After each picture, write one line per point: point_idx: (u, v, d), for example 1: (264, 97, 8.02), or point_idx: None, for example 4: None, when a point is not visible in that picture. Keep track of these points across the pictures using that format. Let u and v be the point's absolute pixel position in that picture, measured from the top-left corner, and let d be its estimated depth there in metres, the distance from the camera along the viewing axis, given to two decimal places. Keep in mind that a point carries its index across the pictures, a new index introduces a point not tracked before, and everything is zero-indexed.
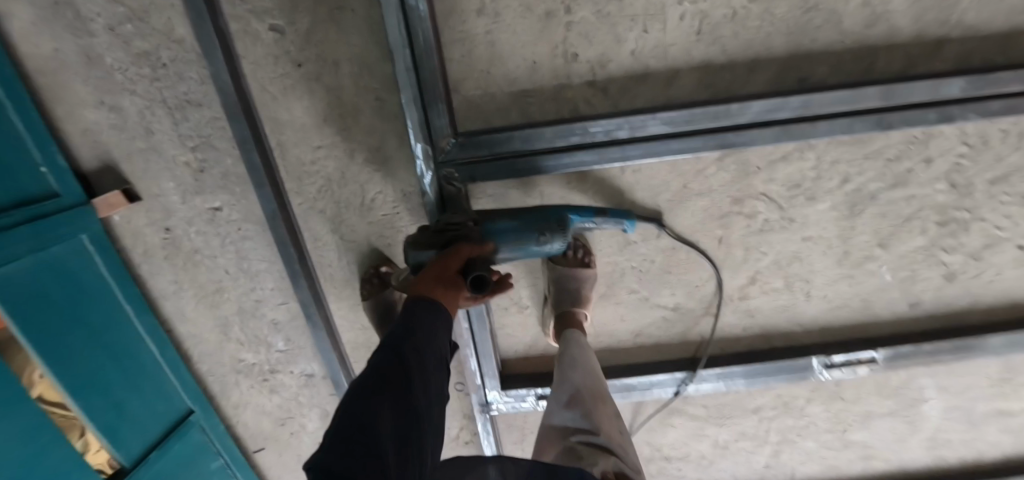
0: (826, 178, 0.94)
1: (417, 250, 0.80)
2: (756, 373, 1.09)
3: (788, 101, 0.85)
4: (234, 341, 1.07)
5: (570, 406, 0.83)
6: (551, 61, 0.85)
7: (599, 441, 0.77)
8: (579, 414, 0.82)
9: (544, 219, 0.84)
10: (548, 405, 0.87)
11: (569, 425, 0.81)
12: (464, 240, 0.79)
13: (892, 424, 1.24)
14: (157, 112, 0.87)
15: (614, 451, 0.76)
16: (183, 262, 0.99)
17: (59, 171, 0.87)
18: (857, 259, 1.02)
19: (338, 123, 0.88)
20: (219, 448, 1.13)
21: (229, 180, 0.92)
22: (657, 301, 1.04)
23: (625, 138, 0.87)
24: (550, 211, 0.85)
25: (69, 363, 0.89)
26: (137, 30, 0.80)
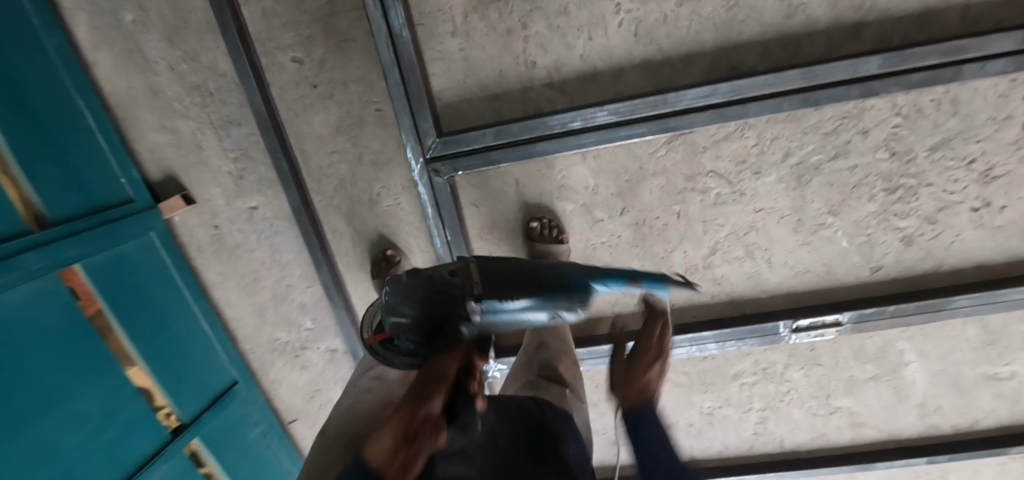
0: (769, 153, 1.06)
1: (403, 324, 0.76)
2: (726, 337, 1.19)
3: (717, 87, 0.98)
4: (270, 322, 1.27)
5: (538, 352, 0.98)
6: (515, 69, 1.02)
7: (558, 378, 0.92)
8: (545, 357, 0.97)
9: (555, 296, 0.79)
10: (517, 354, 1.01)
11: (534, 365, 0.95)
12: (452, 338, 0.72)
13: (877, 389, 1.28)
14: (206, 131, 1.09)
15: (568, 385, 0.92)
16: (228, 254, 1.20)
17: (134, 182, 1.11)
18: (811, 227, 1.12)
19: (346, 132, 1.08)
20: (260, 416, 1.32)
21: (263, 184, 1.13)
22: (629, 273, 1.17)
23: (579, 128, 1.02)
24: (572, 281, 0.80)
25: (142, 334, 1.10)
26: (190, 68, 1.04)
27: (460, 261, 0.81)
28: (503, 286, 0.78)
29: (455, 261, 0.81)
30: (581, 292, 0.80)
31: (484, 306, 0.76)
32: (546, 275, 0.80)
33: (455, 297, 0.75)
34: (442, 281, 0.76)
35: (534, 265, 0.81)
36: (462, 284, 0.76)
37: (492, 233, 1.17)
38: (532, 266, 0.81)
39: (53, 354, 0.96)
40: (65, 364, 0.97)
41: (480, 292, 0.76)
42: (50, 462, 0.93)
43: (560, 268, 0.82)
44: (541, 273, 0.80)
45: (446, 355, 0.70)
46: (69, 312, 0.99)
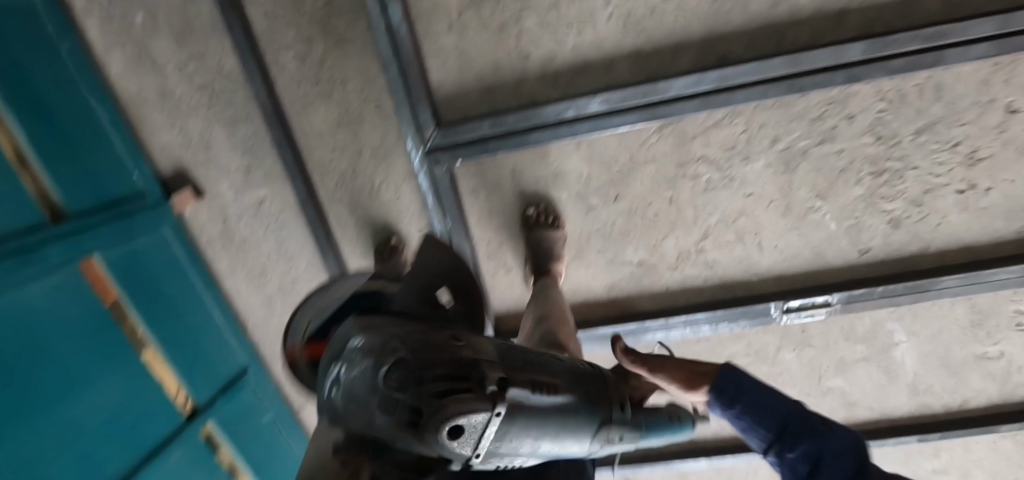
0: (757, 140, 1.09)
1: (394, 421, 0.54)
2: (718, 319, 1.23)
3: (705, 76, 1.02)
4: (279, 311, 1.32)
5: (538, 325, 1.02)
6: (509, 61, 1.05)
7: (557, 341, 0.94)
8: (544, 328, 1.00)
9: (573, 440, 0.64)
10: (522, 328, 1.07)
11: (534, 337, 0.99)
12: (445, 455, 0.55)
13: (867, 370, 1.32)
14: (214, 128, 1.14)
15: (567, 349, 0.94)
16: (238, 245, 1.25)
17: (146, 178, 1.16)
18: (800, 212, 1.15)
19: (348, 125, 1.12)
20: (270, 402, 1.38)
21: (270, 177, 1.18)
22: (624, 258, 1.20)
23: (573, 117, 1.06)
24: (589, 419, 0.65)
25: (157, 321, 1.16)
26: (198, 67, 1.09)
27: (484, 403, 0.53)
28: (513, 438, 0.57)
29: (478, 396, 0.54)
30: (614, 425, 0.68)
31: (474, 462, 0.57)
32: (573, 425, 0.63)
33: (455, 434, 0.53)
34: (434, 438, 0.52)
35: (564, 411, 0.62)
36: (466, 444, 0.54)
37: (490, 222, 1.20)
38: (560, 413, 0.62)
39: (76, 335, 1.01)
40: (87, 344, 1.03)
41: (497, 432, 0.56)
42: (76, 438, 0.98)
43: (598, 400, 0.67)
44: (568, 420, 0.63)
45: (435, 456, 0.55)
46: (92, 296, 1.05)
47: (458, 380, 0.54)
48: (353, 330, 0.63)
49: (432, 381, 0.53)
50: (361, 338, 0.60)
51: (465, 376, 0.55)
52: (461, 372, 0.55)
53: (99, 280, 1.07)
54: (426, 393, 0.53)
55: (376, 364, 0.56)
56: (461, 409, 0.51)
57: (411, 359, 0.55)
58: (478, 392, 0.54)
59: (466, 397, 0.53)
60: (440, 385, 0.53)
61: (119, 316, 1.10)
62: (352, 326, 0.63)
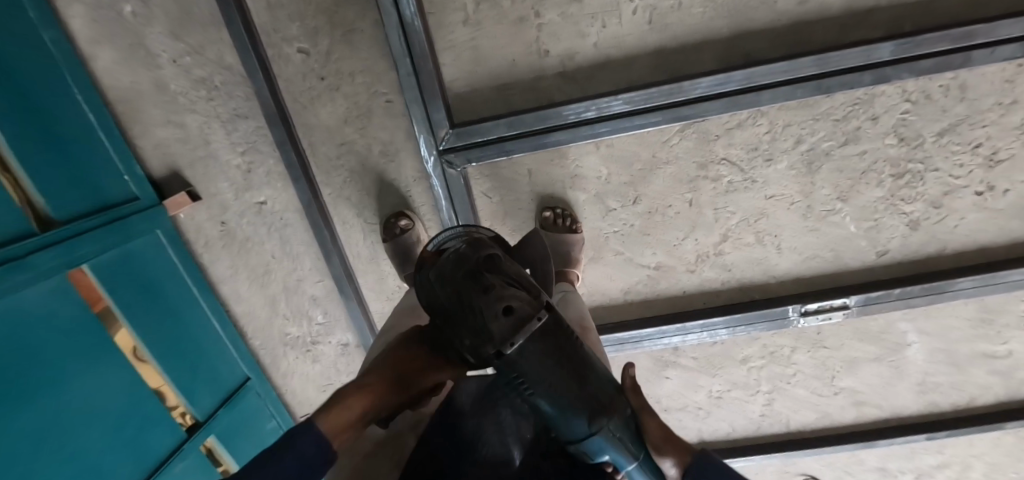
0: (781, 140, 1.07)
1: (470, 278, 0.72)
2: (736, 324, 1.21)
3: (733, 75, 0.97)
4: (281, 316, 1.26)
5: None
6: (527, 58, 1.00)
7: None
8: None
9: (574, 418, 0.66)
10: None
11: None
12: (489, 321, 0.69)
13: (878, 369, 1.31)
14: (213, 125, 1.07)
15: None
16: (237, 248, 1.18)
17: (138, 178, 1.08)
18: (820, 213, 1.13)
19: (356, 123, 1.06)
20: (273, 410, 1.32)
21: (272, 177, 1.12)
22: (641, 261, 1.17)
23: (593, 118, 1.01)
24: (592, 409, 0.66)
25: (153, 333, 1.09)
26: (195, 61, 1.02)
27: (533, 303, 0.70)
28: (534, 365, 0.68)
29: (530, 299, 0.70)
30: (614, 433, 0.66)
31: (506, 350, 0.68)
32: (579, 402, 0.66)
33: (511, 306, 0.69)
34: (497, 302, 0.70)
35: (579, 382, 0.67)
36: (512, 324, 0.68)
37: (504, 224, 1.16)
38: (577, 375, 0.68)
39: (69, 352, 0.95)
40: (82, 361, 0.97)
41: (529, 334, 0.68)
42: (74, 460, 0.93)
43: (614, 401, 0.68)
44: (574, 391, 0.67)
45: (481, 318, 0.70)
46: (84, 310, 0.98)
47: (521, 287, 0.72)
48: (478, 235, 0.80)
49: (504, 278, 0.72)
50: (479, 238, 0.78)
51: (527, 288, 0.72)
52: (525, 284, 0.73)
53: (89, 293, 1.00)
54: (498, 280, 0.71)
55: (477, 251, 0.75)
56: (517, 298, 0.70)
57: (500, 262, 0.75)
58: (532, 297, 0.71)
59: (523, 296, 0.70)
60: (509, 284, 0.72)
61: (112, 331, 1.03)
62: (472, 226, 0.81)
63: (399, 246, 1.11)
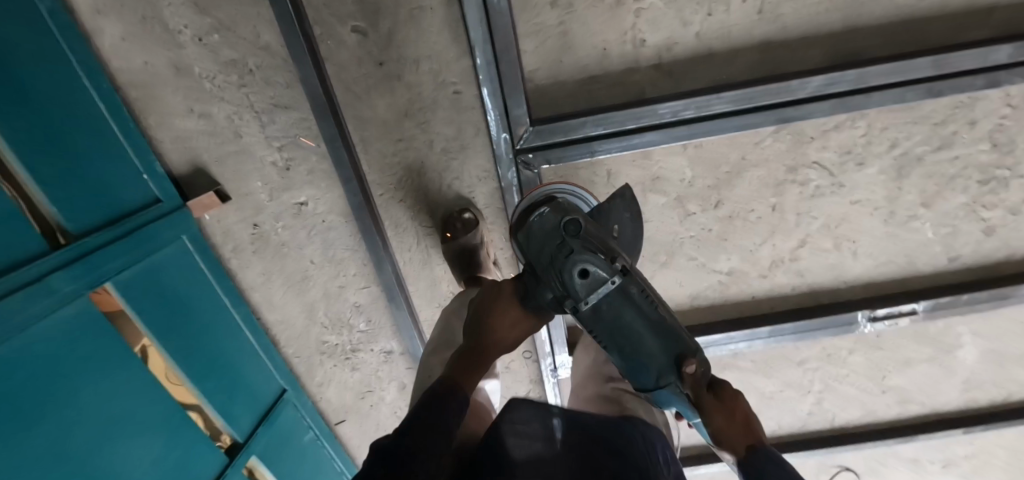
0: (876, 143, 0.99)
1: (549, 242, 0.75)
2: (803, 330, 1.17)
3: (845, 74, 0.87)
4: (318, 325, 1.15)
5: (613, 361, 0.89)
6: (620, 48, 0.88)
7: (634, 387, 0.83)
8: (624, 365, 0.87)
9: (641, 371, 0.75)
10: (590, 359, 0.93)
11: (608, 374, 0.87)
12: (568, 283, 0.74)
13: (928, 370, 1.31)
14: (245, 116, 0.92)
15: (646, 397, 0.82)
16: (272, 254, 1.05)
17: (158, 177, 0.94)
18: (901, 218, 1.08)
19: (416, 117, 0.92)
20: (311, 422, 1.25)
21: (315, 175, 0.98)
22: (714, 266, 1.10)
23: (691, 117, 0.91)
24: (659, 361, 0.74)
25: (185, 351, 0.97)
26: (223, 40, 0.86)
27: (609, 267, 0.72)
28: (609, 317, 0.74)
29: (604, 262, 0.73)
30: (682, 390, 0.73)
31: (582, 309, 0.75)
32: (644, 358, 0.74)
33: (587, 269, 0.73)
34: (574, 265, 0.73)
35: (650, 343, 0.73)
36: (587, 286, 0.73)
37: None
38: (650, 338, 0.73)
39: (97, 393, 0.82)
40: (112, 402, 0.84)
41: (605, 295, 0.74)
42: None
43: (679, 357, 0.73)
44: (640, 344, 0.74)
45: (561, 281, 0.74)
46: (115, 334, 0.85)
47: (598, 248, 0.73)
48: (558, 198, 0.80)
49: (583, 239, 0.74)
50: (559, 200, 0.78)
51: (605, 249, 0.74)
52: (603, 245, 0.74)
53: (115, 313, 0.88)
54: (576, 242, 0.73)
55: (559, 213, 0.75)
56: (591, 261, 0.72)
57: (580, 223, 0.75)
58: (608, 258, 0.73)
59: (598, 258, 0.73)
60: (587, 245, 0.73)
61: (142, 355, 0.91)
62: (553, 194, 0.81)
63: (462, 247, 1.00)
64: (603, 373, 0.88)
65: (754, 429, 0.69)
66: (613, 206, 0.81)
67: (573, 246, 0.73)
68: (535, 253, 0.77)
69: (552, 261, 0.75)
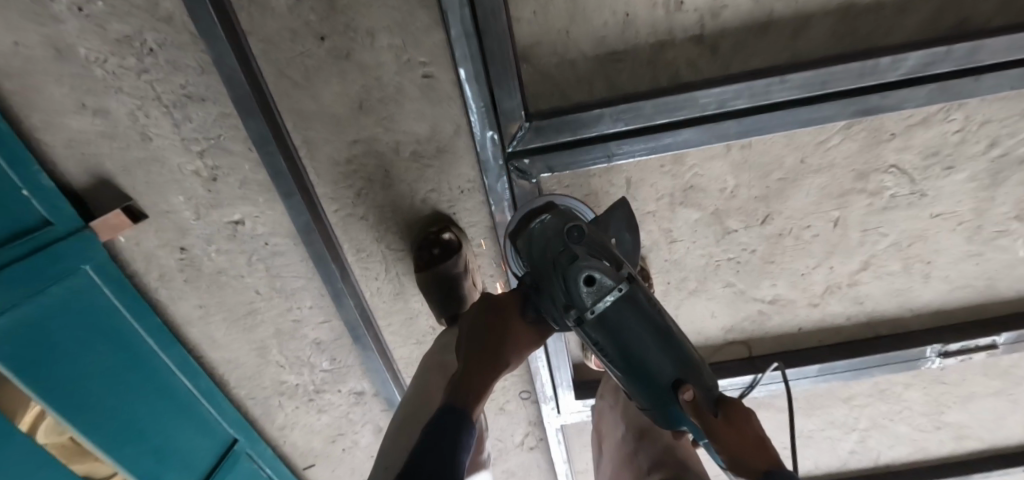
0: (972, 142, 0.76)
1: (548, 241, 0.57)
2: (859, 366, 0.97)
3: (951, 50, 0.65)
4: (273, 364, 0.96)
5: (645, 441, 0.66)
6: (649, 14, 0.64)
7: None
8: (662, 447, 0.64)
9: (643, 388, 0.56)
10: (619, 439, 0.70)
11: (645, 464, 0.63)
12: (570, 291, 0.55)
13: (994, 404, 1.12)
14: (153, 113, 0.70)
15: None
16: (207, 284, 0.86)
17: (45, 192, 0.72)
18: (988, 235, 0.86)
19: (376, 110, 0.70)
20: (271, 472, 1.08)
21: (250, 188, 0.76)
22: (755, 294, 0.90)
23: (744, 109, 0.67)
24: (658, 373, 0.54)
25: (92, 415, 0.79)
26: (111, 10, 0.63)
27: (616, 271, 0.55)
28: (616, 331, 0.55)
29: (611, 268, 0.55)
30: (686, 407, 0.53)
31: (586, 323, 0.56)
32: (647, 372, 0.55)
33: (593, 274, 0.54)
34: (578, 270, 0.55)
35: (652, 353, 0.54)
36: (594, 295, 0.55)
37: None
38: (650, 345, 0.54)
39: None
40: None
41: (614, 304, 0.55)
42: None
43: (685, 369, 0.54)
44: (641, 356, 0.54)
45: (563, 289, 0.56)
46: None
47: (604, 253, 0.56)
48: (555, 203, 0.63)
49: (590, 241, 0.56)
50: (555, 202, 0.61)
51: (610, 252, 0.56)
52: (609, 250, 0.57)
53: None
54: (581, 245, 0.56)
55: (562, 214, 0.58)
56: (596, 264, 0.54)
57: (584, 227, 0.57)
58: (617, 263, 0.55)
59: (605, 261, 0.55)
60: (590, 248, 0.56)
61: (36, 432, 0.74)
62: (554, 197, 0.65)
63: (440, 274, 0.78)
64: (638, 461, 0.64)
65: (770, 454, 0.49)
66: (612, 216, 0.63)
67: (574, 246, 0.56)
68: (529, 256, 0.59)
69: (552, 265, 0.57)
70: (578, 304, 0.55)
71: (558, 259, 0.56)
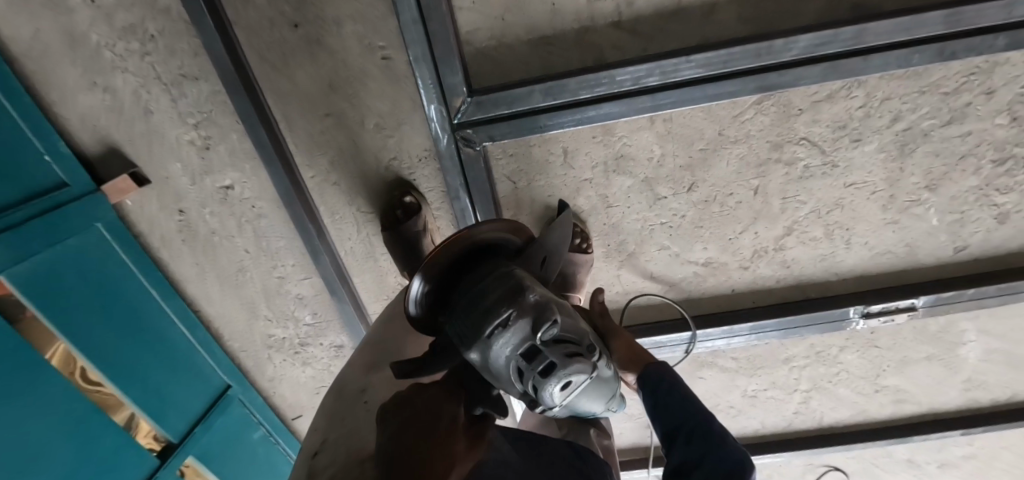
0: (875, 116, 0.85)
1: (519, 341, 0.61)
2: (788, 325, 1.07)
3: (840, 32, 0.74)
4: (263, 319, 1.08)
5: None
6: (573, 3, 0.74)
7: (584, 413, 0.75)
8: None
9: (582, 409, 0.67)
10: None
11: None
12: (539, 390, 0.60)
13: (928, 368, 1.20)
14: (154, 90, 0.82)
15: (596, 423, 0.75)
16: (202, 244, 0.98)
17: (63, 159, 0.84)
18: (902, 204, 0.95)
19: (343, 89, 0.82)
20: (261, 418, 1.20)
21: (237, 157, 0.88)
22: (689, 257, 1.00)
23: (656, 85, 0.77)
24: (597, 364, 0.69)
25: (103, 351, 0.90)
26: (117, 1, 0.75)
27: (589, 367, 0.61)
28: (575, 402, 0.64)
29: (585, 366, 0.60)
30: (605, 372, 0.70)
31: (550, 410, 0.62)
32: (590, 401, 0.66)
33: (569, 379, 0.59)
34: (556, 378, 0.59)
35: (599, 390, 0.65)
36: (564, 393, 0.60)
37: (516, 214, 0.94)
38: (599, 388, 0.65)
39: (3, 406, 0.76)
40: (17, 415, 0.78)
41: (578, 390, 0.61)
42: None
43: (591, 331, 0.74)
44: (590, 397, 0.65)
45: (532, 386, 0.60)
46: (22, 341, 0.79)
47: (576, 351, 0.61)
48: (521, 278, 0.64)
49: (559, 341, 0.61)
50: (529, 290, 0.62)
51: (578, 343, 0.62)
52: (570, 336, 0.62)
53: (25, 322, 0.82)
54: (555, 351, 0.60)
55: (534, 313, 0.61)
56: (576, 371, 0.59)
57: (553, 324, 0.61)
58: (590, 362, 0.61)
59: (582, 363, 0.60)
60: (568, 352, 0.60)
61: (60, 365, 0.85)
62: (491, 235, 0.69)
63: (404, 235, 0.88)
64: None
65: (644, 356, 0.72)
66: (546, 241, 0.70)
67: (551, 350, 0.60)
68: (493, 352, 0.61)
69: (522, 361, 0.60)
70: (545, 400, 0.61)
71: (534, 360, 0.60)
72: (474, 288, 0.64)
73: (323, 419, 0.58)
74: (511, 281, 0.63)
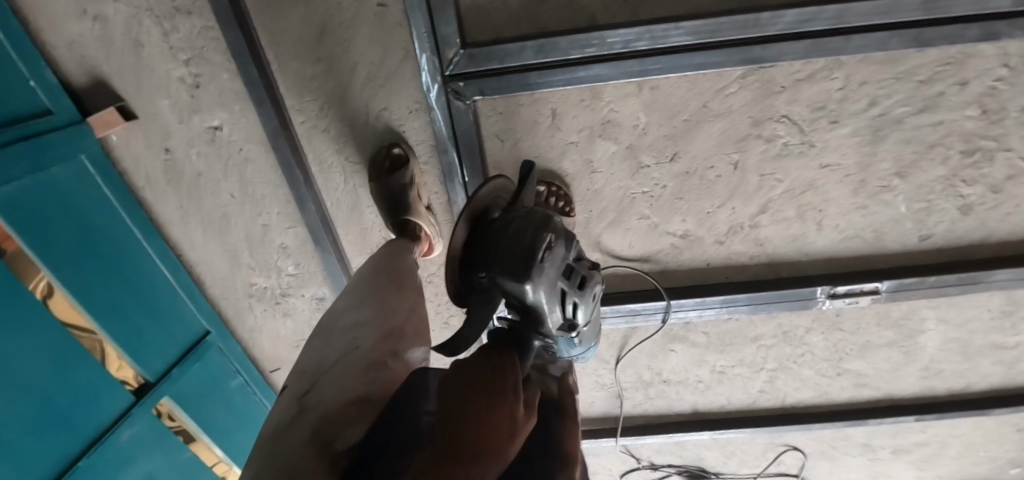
0: (853, 100, 0.88)
1: (561, 262, 0.66)
2: (758, 301, 1.11)
3: (823, 10, 0.77)
4: (245, 267, 1.08)
5: None
6: None
7: None
8: None
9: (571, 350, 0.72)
10: None
11: None
12: (577, 306, 0.67)
13: (889, 354, 1.24)
14: (145, 22, 0.82)
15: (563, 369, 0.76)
16: (186, 186, 0.97)
17: (49, 86, 0.83)
18: (873, 189, 0.98)
19: (336, 34, 0.82)
20: (238, 367, 1.20)
21: (227, 97, 0.88)
22: (667, 228, 1.04)
23: (645, 50, 0.80)
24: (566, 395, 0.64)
25: (82, 284, 0.90)
26: None
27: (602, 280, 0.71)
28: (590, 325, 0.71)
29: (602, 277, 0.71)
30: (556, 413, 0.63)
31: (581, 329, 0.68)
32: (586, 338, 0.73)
33: (596, 288, 0.69)
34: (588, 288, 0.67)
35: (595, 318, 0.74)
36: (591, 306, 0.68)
37: (501, 174, 0.96)
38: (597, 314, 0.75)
39: None
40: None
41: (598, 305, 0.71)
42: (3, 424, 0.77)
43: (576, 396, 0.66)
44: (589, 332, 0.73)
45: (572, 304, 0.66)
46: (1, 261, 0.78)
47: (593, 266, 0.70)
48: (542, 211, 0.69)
49: (582, 259, 0.69)
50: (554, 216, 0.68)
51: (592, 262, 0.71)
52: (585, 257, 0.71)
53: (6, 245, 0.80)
54: (583, 266, 0.68)
55: (565, 237, 0.67)
56: (598, 281, 0.69)
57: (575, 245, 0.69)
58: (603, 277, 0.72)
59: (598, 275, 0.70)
60: (588, 264, 0.70)
61: (42, 293, 0.85)
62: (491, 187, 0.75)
63: (390, 187, 0.90)
64: None
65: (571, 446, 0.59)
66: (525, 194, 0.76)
67: (580, 267, 0.68)
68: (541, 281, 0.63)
69: (564, 282, 0.65)
70: (580, 316, 0.67)
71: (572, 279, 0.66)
72: (505, 232, 0.67)
73: (313, 363, 0.65)
74: (535, 214, 0.68)
